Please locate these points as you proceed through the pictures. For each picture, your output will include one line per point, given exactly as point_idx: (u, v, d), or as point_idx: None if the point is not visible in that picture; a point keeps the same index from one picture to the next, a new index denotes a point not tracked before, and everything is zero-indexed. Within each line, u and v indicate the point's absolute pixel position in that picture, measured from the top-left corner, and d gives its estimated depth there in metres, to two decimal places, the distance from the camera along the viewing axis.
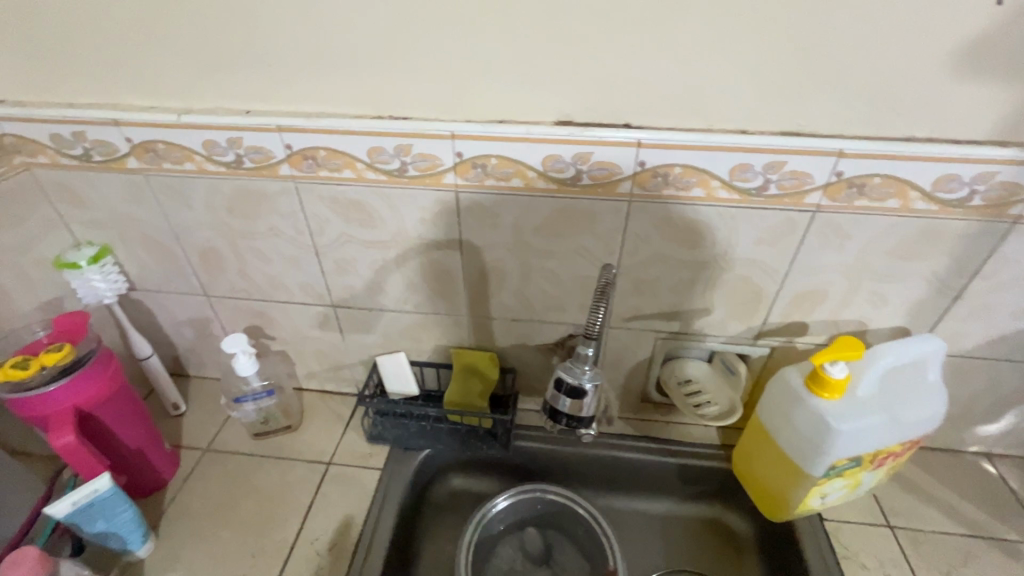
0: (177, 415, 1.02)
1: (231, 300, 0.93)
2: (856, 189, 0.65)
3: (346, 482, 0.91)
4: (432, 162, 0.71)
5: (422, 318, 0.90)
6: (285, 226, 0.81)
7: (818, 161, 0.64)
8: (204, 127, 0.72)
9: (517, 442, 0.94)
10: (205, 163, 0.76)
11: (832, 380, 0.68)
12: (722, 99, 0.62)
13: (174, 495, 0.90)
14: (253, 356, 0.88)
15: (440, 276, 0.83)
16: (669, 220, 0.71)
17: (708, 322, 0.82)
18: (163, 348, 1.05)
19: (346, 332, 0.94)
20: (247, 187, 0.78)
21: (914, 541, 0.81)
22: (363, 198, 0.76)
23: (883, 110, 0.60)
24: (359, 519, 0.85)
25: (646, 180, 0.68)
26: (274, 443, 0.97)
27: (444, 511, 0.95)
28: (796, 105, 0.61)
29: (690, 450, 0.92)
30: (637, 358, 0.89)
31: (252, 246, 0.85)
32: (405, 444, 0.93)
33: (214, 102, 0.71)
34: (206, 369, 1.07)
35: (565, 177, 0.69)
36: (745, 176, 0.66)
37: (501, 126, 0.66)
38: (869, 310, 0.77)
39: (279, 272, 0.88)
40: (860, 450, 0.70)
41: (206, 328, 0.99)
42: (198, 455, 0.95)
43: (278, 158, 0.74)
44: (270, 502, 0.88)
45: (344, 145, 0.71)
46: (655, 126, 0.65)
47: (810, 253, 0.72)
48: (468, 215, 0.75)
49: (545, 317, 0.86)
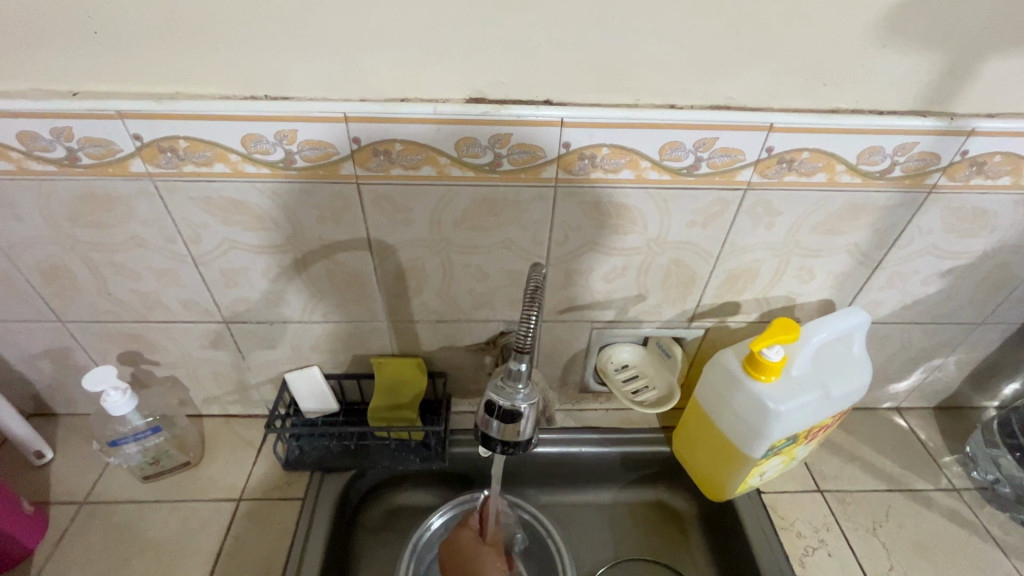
0: (42, 466, 0.85)
1: (95, 325, 0.77)
2: (786, 165, 0.63)
3: (261, 518, 0.80)
4: (324, 150, 0.59)
5: (334, 328, 0.79)
6: (149, 234, 0.67)
7: (749, 136, 0.60)
8: (16, 116, 0.56)
9: (454, 450, 0.87)
10: (27, 160, 0.60)
11: (769, 363, 0.67)
12: (650, 71, 0.56)
13: (44, 563, 0.74)
14: (128, 391, 0.74)
15: (350, 281, 0.73)
16: (599, 205, 0.66)
17: (643, 309, 0.79)
18: (15, 387, 0.86)
19: (246, 349, 0.82)
20: (91, 190, 0.62)
21: (842, 502, 0.85)
22: (243, 196, 0.63)
23: (811, 81, 0.57)
24: (279, 558, 0.75)
25: (572, 162, 0.61)
26: (170, 484, 0.83)
27: (379, 531, 0.86)
28: (726, 76, 0.56)
29: (632, 437, 0.90)
30: (573, 350, 0.85)
31: (110, 260, 0.70)
32: (327, 467, 0.83)
33: (24, 81, 0.55)
34: (77, 405, 0.90)
35: (482, 163, 0.61)
36: (676, 155, 0.61)
37: (404, 106, 0.57)
38: (797, 286, 0.76)
39: (151, 288, 0.73)
40: (797, 427, 0.70)
41: (67, 359, 0.82)
42: (73, 511, 0.80)
43: (126, 152, 0.59)
44: (168, 556, 0.76)
45: (210, 134, 0.58)
46: (579, 102, 0.58)
47: (741, 233, 0.69)
48: (375, 210, 0.65)
49: (473, 316, 0.78)
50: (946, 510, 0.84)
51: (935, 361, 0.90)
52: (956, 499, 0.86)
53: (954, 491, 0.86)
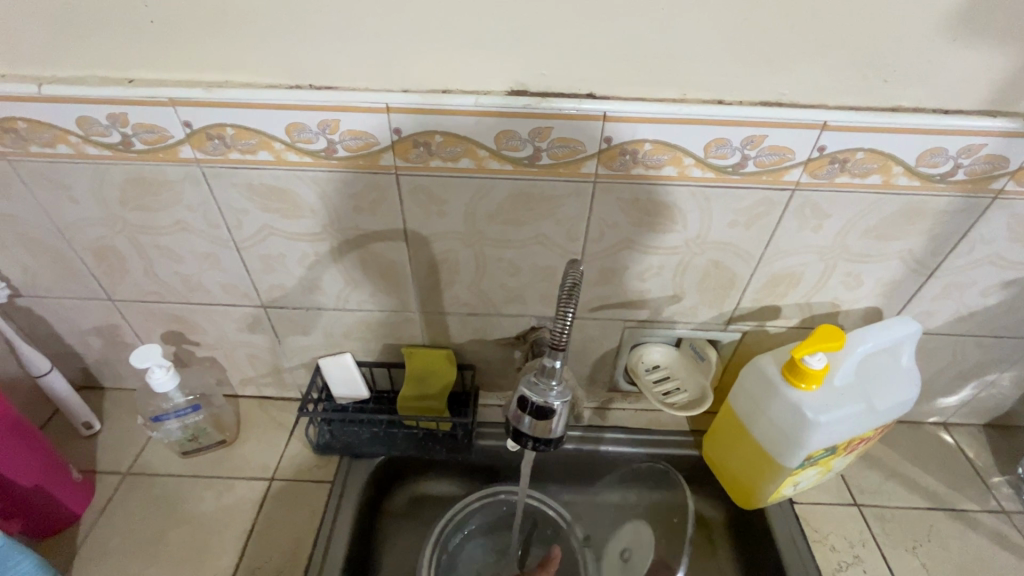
0: (90, 436, 0.89)
1: (142, 304, 0.81)
2: (839, 165, 0.60)
3: (292, 499, 0.82)
4: (365, 141, 0.60)
5: (367, 316, 0.80)
6: (195, 218, 0.69)
7: (800, 135, 0.57)
8: (75, 101, 0.58)
9: (480, 442, 0.87)
10: (84, 144, 0.62)
11: (811, 371, 0.65)
12: (698, 64, 0.54)
13: (89, 529, 0.78)
14: (171, 369, 0.76)
15: (385, 270, 0.74)
16: (638, 202, 0.64)
17: (678, 309, 0.77)
18: (67, 360, 0.91)
19: (282, 334, 0.83)
20: (142, 174, 0.64)
21: (880, 518, 0.81)
22: (285, 183, 0.64)
23: (871, 77, 0.54)
24: (308, 540, 0.77)
25: (613, 158, 0.60)
26: (207, 461, 0.86)
27: (403, 519, 0.86)
28: (780, 71, 0.54)
29: (658, 439, 0.89)
30: (604, 348, 0.83)
31: (157, 243, 0.72)
32: (355, 453, 0.84)
33: (85, 68, 0.57)
34: (123, 380, 0.94)
35: (521, 157, 0.60)
36: (722, 152, 0.59)
37: (445, 97, 0.56)
38: (842, 292, 0.73)
39: (195, 271, 0.75)
40: (837, 439, 0.68)
41: (115, 336, 0.86)
42: (117, 481, 0.84)
43: (176, 138, 0.61)
44: (204, 530, 0.79)
45: (257, 122, 0.59)
46: (623, 96, 0.56)
47: (786, 235, 0.67)
48: (413, 201, 0.65)
49: (505, 311, 0.78)
50: (993, 534, 0.80)
51: (989, 376, 0.85)
52: (1004, 522, 0.81)
53: (1002, 514, 0.82)
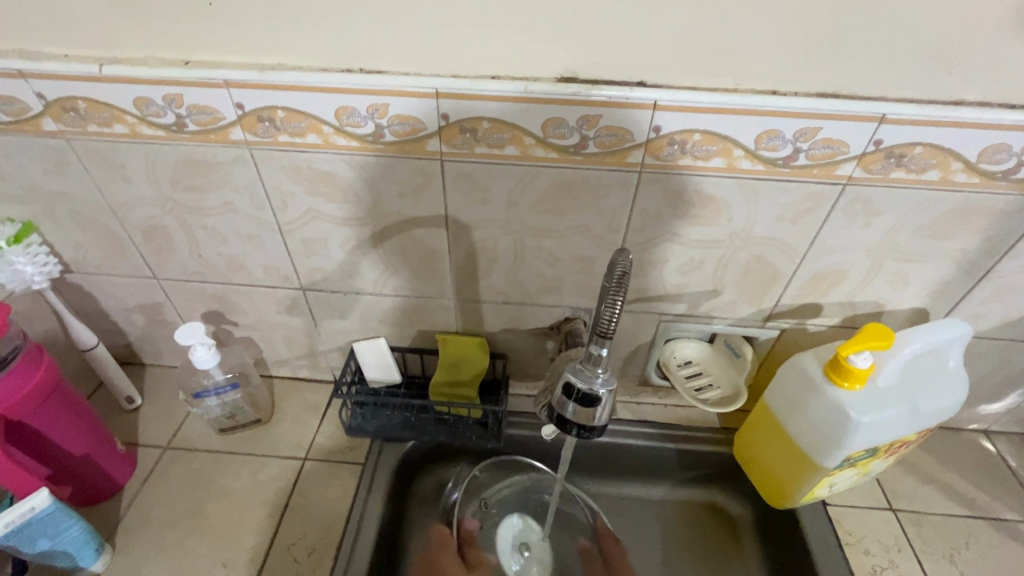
0: (132, 410, 0.92)
1: (185, 284, 0.83)
2: (894, 159, 0.58)
3: (325, 478, 0.84)
4: (412, 125, 0.60)
5: (403, 302, 0.81)
6: (242, 200, 0.70)
7: (856, 127, 0.56)
8: (133, 82, 0.60)
9: (510, 431, 0.88)
10: (140, 125, 0.64)
11: (855, 370, 0.64)
12: (754, 53, 0.53)
13: (132, 499, 0.81)
14: (213, 347, 0.78)
15: (424, 256, 0.74)
16: (682, 193, 0.63)
17: (716, 304, 0.76)
18: (112, 336, 0.94)
19: (318, 317, 0.85)
20: (194, 155, 0.66)
21: (917, 524, 0.79)
22: (331, 167, 0.65)
23: (934, 69, 0.52)
24: (341, 519, 0.79)
25: (660, 147, 0.59)
26: (243, 438, 0.89)
27: (431, 503, 0.87)
28: (840, 61, 0.53)
29: (690, 435, 0.88)
30: (638, 342, 0.83)
31: (204, 224, 0.74)
32: (387, 436, 0.85)
33: (144, 50, 0.58)
34: (163, 358, 0.97)
35: (568, 145, 0.60)
36: (773, 144, 0.58)
37: (494, 83, 0.56)
38: (888, 291, 0.72)
39: (238, 252, 0.77)
40: (878, 441, 0.67)
41: (158, 314, 0.89)
42: (158, 454, 0.86)
43: (228, 120, 0.62)
44: (240, 505, 0.81)
45: (307, 105, 0.60)
46: (675, 85, 0.55)
47: (834, 231, 0.65)
48: (456, 187, 0.66)
49: (540, 301, 0.78)
50: None
51: None
52: None
53: None
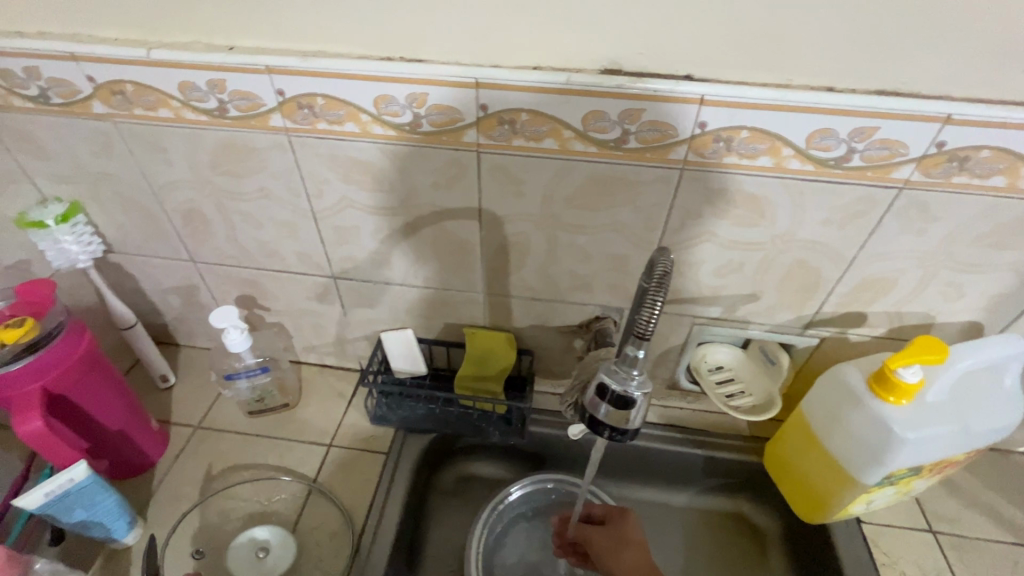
0: (165, 389, 0.94)
1: (220, 267, 0.84)
2: (957, 163, 0.55)
3: (349, 465, 0.84)
4: (450, 116, 0.59)
5: (432, 294, 0.81)
6: (278, 186, 0.71)
7: (917, 128, 0.53)
8: (179, 67, 0.60)
9: (533, 428, 0.87)
10: (183, 110, 0.65)
11: (903, 385, 0.61)
12: (811, 47, 0.50)
13: (163, 476, 0.83)
14: (245, 331, 0.79)
15: (455, 248, 0.74)
16: (725, 192, 0.61)
17: (754, 309, 0.73)
18: (148, 315, 0.97)
19: (348, 306, 0.85)
20: (234, 140, 0.67)
21: (958, 548, 0.76)
22: (368, 156, 0.65)
23: (1008, 67, 0.49)
24: (363, 507, 0.79)
25: (705, 144, 0.57)
26: (270, 422, 0.90)
27: (451, 496, 0.87)
28: (903, 58, 0.50)
29: (719, 442, 0.85)
30: (669, 344, 0.81)
31: (241, 209, 0.75)
32: (409, 427, 0.86)
33: (191, 35, 0.59)
34: (196, 339, 0.99)
35: (608, 139, 0.58)
36: (825, 144, 0.55)
37: (536, 74, 0.55)
38: (939, 302, 0.68)
39: (273, 238, 0.78)
40: (923, 459, 0.64)
41: (193, 296, 0.91)
42: (189, 433, 0.88)
43: (269, 106, 0.62)
44: (265, 488, 0.82)
45: (346, 93, 0.59)
46: (724, 79, 0.53)
47: (885, 237, 0.62)
48: (491, 179, 0.65)
49: (571, 298, 0.77)
50: None
51: None
52: None
53: None
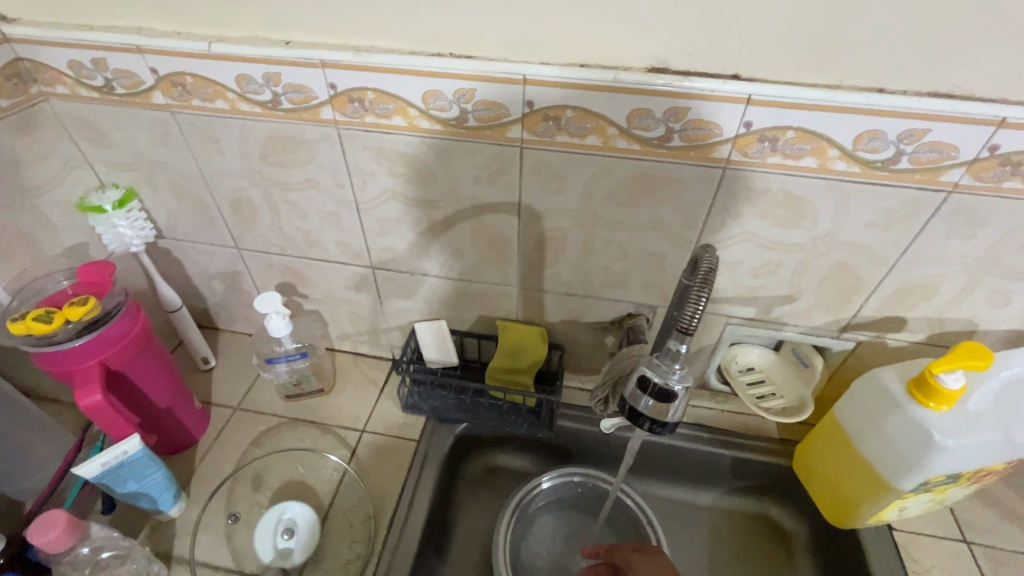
0: (206, 370, 0.98)
1: (263, 255, 0.87)
2: (1009, 168, 0.54)
3: (381, 451, 0.86)
4: (496, 111, 0.61)
5: (467, 286, 0.82)
6: (325, 177, 0.73)
7: (969, 131, 0.52)
8: (238, 59, 0.63)
9: (562, 422, 0.88)
10: (239, 101, 0.67)
11: (944, 391, 0.60)
12: (863, 49, 0.50)
13: (204, 454, 0.86)
14: (286, 317, 0.82)
15: (492, 242, 0.75)
16: (767, 192, 0.61)
17: (790, 310, 0.73)
18: (192, 300, 1.00)
19: (384, 296, 0.88)
20: (286, 131, 0.69)
21: (993, 559, 0.74)
22: (413, 149, 0.67)
23: None
24: (394, 493, 0.81)
25: (749, 144, 0.58)
26: (306, 406, 0.93)
27: (478, 486, 0.89)
28: (957, 60, 0.50)
29: (748, 443, 0.85)
30: (700, 343, 0.81)
31: (288, 198, 0.77)
32: (440, 415, 0.87)
33: (250, 30, 0.62)
34: (236, 324, 1.03)
35: (651, 137, 0.59)
36: (873, 145, 0.55)
37: (583, 71, 0.56)
38: (983, 309, 0.67)
39: (316, 227, 0.80)
40: (962, 467, 0.64)
41: (236, 282, 0.94)
42: (228, 414, 0.92)
43: (321, 100, 0.65)
44: (300, 468, 0.84)
45: (396, 87, 0.61)
46: (772, 78, 0.53)
47: (930, 241, 0.62)
48: (533, 175, 0.66)
49: (604, 294, 0.78)
50: None
51: None
52: None
53: None
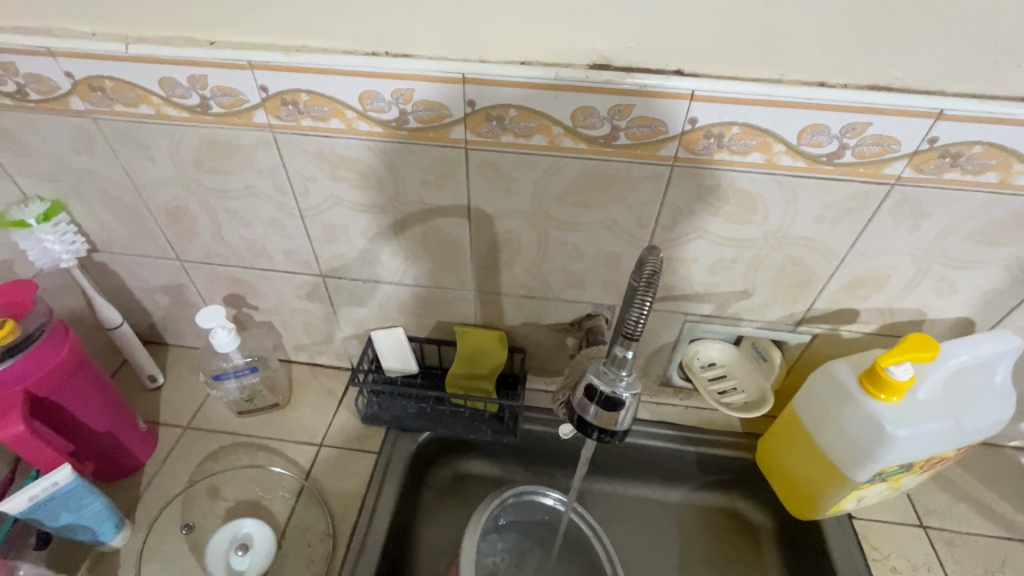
0: (154, 389, 0.93)
1: (206, 266, 0.83)
2: (949, 160, 0.55)
3: (340, 464, 0.83)
4: (438, 112, 0.58)
5: (422, 292, 0.80)
6: (265, 184, 0.70)
7: (910, 124, 0.52)
8: (159, 62, 0.59)
9: (526, 426, 0.86)
10: (165, 106, 0.63)
11: (891, 382, 0.61)
12: (801, 43, 0.50)
13: (152, 477, 0.82)
14: (232, 331, 0.78)
15: (445, 246, 0.73)
16: (717, 189, 0.61)
17: (747, 306, 0.73)
18: (136, 315, 0.95)
19: (337, 304, 0.84)
20: (218, 137, 0.65)
21: (948, 542, 0.76)
22: (355, 153, 0.64)
23: (1001, 62, 0.49)
24: (355, 508, 0.78)
25: (695, 140, 0.57)
26: (260, 421, 0.89)
27: (444, 495, 0.87)
28: (894, 53, 0.49)
29: (712, 438, 0.85)
30: (661, 342, 0.80)
31: (228, 207, 0.73)
32: (401, 425, 0.85)
33: (170, 29, 0.58)
34: (186, 338, 0.98)
35: (598, 135, 0.58)
36: (817, 140, 0.55)
37: (524, 69, 0.54)
38: (930, 299, 0.68)
39: (260, 236, 0.77)
40: (914, 456, 0.64)
41: (181, 295, 0.89)
42: (178, 433, 0.88)
43: (252, 102, 0.61)
44: (255, 487, 0.81)
45: (331, 89, 0.58)
46: (714, 73, 0.52)
47: (878, 233, 0.62)
48: (481, 176, 0.64)
49: (562, 296, 0.76)
50: None
51: None
52: None
53: None
